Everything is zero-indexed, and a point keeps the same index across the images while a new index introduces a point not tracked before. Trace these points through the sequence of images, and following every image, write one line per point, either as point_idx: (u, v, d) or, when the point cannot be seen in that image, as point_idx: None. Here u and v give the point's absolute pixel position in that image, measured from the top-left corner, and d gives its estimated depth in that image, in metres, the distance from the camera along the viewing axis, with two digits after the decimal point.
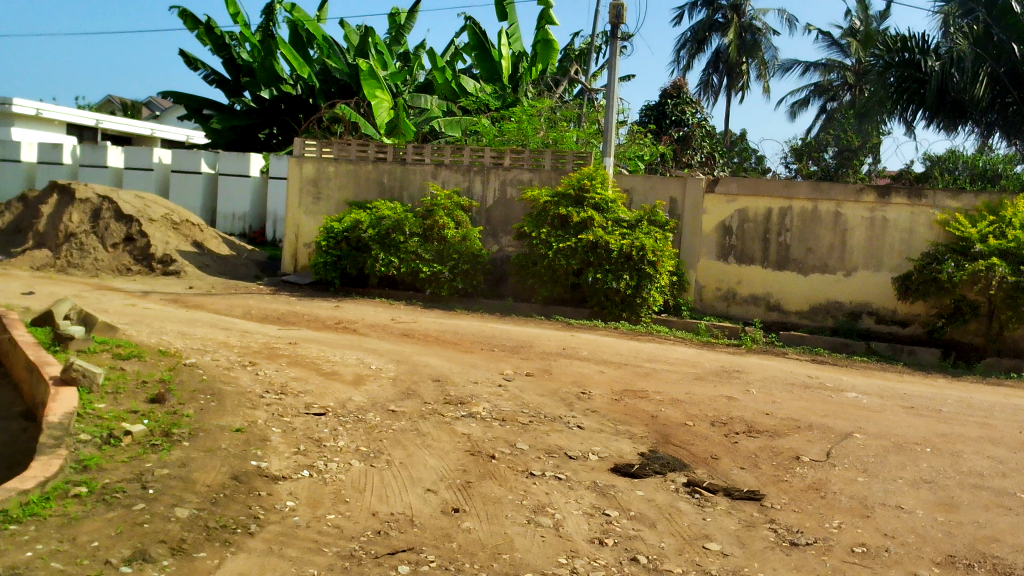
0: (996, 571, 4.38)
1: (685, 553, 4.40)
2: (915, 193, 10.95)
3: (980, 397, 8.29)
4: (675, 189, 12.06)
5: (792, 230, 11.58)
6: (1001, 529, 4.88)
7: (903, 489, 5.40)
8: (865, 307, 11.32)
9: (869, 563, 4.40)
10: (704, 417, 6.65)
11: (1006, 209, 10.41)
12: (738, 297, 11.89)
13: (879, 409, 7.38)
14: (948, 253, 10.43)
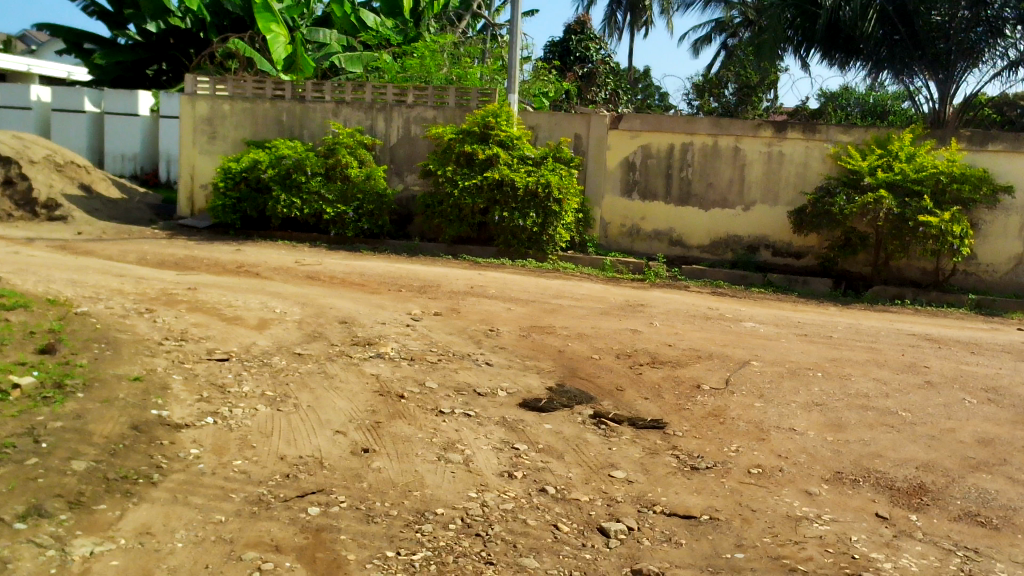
0: (878, 485, 4.68)
1: (592, 481, 4.53)
2: (810, 128, 11.30)
3: (867, 323, 8.74)
4: (580, 125, 12.09)
5: (693, 166, 11.80)
6: (884, 446, 5.21)
7: (795, 412, 5.68)
8: (762, 240, 11.70)
9: (764, 483, 4.63)
10: (609, 350, 6.80)
11: (893, 143, 10.85)
12: (642, 233, 12.10)
13: (775, 337, 7.71)
14: (840, 186, 10.86)
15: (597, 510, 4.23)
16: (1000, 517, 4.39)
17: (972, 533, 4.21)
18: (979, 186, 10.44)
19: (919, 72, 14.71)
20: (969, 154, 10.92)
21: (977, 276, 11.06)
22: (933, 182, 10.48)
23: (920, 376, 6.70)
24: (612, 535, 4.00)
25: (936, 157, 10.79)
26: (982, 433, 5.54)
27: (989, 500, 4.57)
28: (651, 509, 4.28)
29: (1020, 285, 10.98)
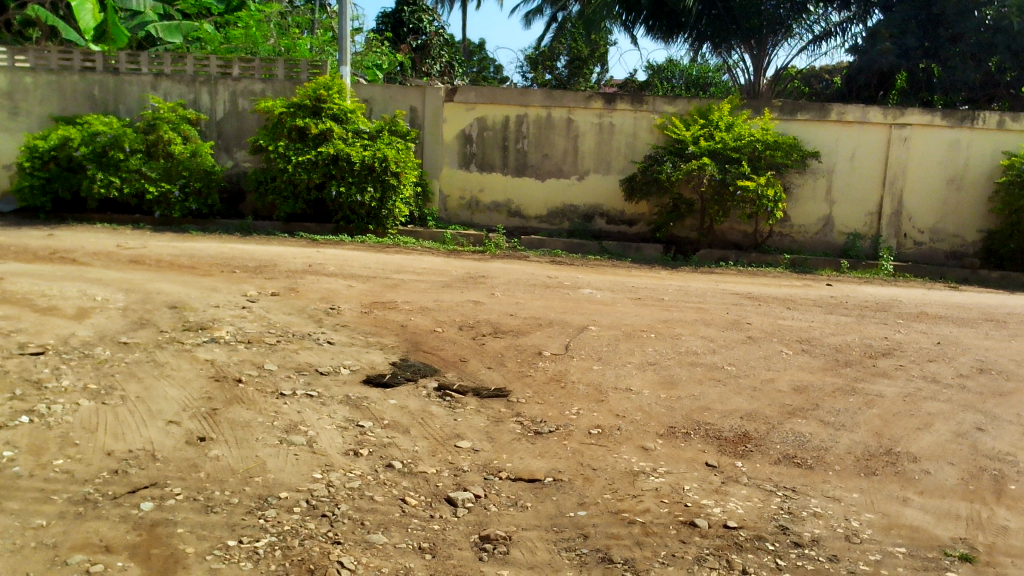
0: (707, 436, 4.98)
1: (438, 453, 4.56)
2: (637, 99, 11.73)
3: (695, 285, 9.22)
4: (415, 97, 11.98)
5: (529, 137, 11.99)
6: (712, 399, 5.55)
7: (631, 372, 5.94)
8: (597, 209, 12.07)
9: (603, 442, 4.82)
10: (452, 322, 6.83)
11: (713, 113, 11.43)
12: (481, 205, 12.19)
13: (611, 302, 8.01)
14: (667, 155, 11.33)
15: (444, 481, 4.27)
16: (813, 457, 4.79)
17: (790, 474, 4.56)
18: (790, 152, 11.21)
19: (735, 46, 15.68)
20: (781, 123, 11.69)
21: (790, 237, 11.92)
22: (750, 149, 11.16)
23: (743, 332, 7.16)
24: (459, 505, 4.05)
25: (752, 126, 11.47)
26: (797, 382, 6.00)
27: (804, 443, 4.97)
28: (497, 476, 4.36)
29: (827, 244, 11.93)
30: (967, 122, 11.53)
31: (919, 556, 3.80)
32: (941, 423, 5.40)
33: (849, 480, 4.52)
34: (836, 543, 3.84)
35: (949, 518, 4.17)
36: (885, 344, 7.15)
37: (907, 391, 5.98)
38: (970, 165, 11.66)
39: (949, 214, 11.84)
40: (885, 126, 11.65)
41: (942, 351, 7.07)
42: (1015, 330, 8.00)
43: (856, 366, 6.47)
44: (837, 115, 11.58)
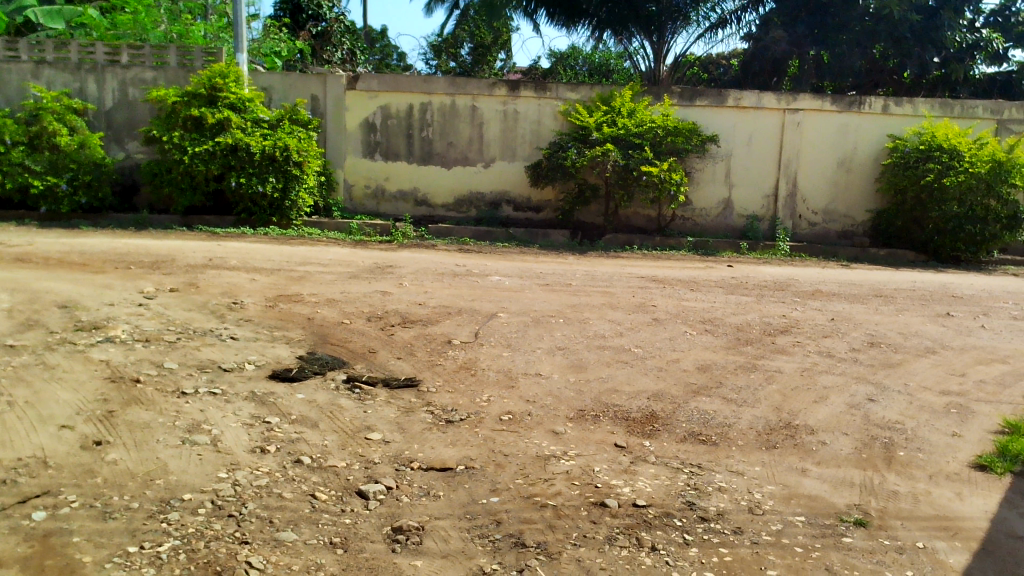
0: (616, 418, 5.07)
1: (348, 446, 4.50)
2: (540, 86, 11.81)
3: (602, 270, 9.36)
4: (316, 86, 11.75)
5: (433, 125, 11.92)
6: (620, 380, 5.66)
7: (541, 357, 5.99)
8: (504, 196, 12.10)
9: (514, 428, 4.84)
10: (360, 313, 6.74)
11: (615, 100, 11.59)
12: (387, 195, 12.05)
13: (519, 288, 8.06)
14: (571, 141, 11.43)
15: (355, 474, 4.22)
16: (717, 434, 4.93)
17: (696, 451, 4.69)
18: (690, 137, 11.48)
19: (635, 33, 15.80)
20: (681, 109, 11.96)
21: (692, 221, 12.22)
22: (652, 135, 11.36)
23: (649, 314, 7.31)
24: (371, 497, 4.01)
25: (653, 112, 11.68)
26: (701, 361, 6.17)
27: (708, 420, 5.11)
28: (409, 467, 4.33)
29: (727, 226, 12.29)
30: (855, 107, 12.04)
31: (817, 523, 3.96)
32: (836, 396, 5.64)
33: (751, 454, 4.68)
34: (740, 516, 3.97)
35: (844, 486, 4.37)
36: (783, 322, 7.40)
37: (804, 365, 6.24)
38: (858, 148, 12.18)
39: (840, 195, 12.35)
40: (779, 111, 12.05)
41: (835, 326, 7.38)
42: (902, 305, 8.41)
43: (757, 343, 6.69)
44: (734, 101, 11.92)
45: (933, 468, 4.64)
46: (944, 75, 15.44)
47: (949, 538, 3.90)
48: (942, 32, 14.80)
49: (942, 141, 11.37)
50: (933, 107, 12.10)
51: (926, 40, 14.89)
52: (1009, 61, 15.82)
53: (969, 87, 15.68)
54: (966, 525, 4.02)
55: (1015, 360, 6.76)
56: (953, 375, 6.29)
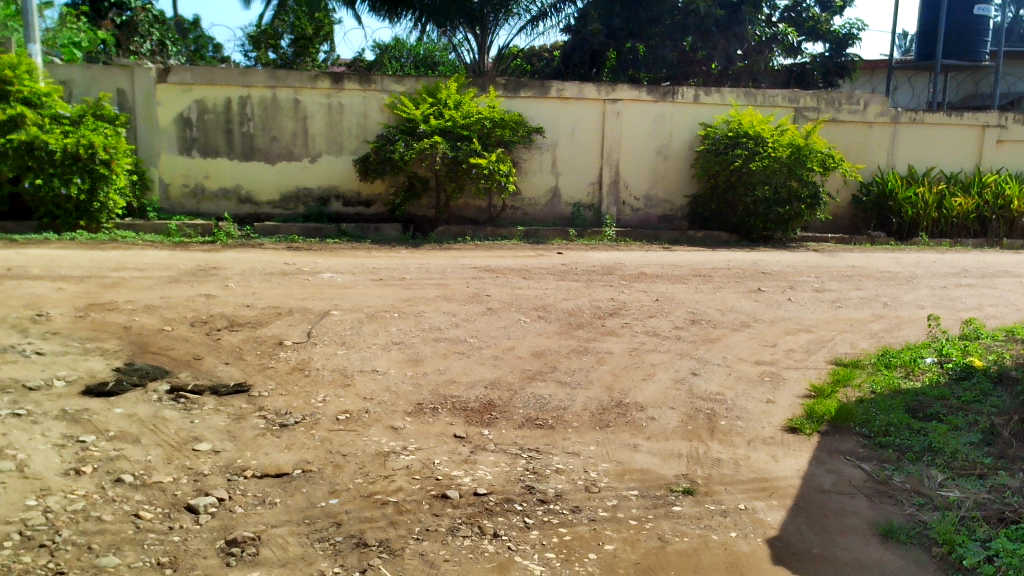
0: (454, 409, 5.09)
1: (174, 460, 4.26)
2: (365, 78, 11.63)
3: (435, 262, 9.34)
4: (122, 79, 11.03)
5: (254, 119, 11.48)
6: (457, 371, 5.68)
7: (377, 354, 5.91)
8: (332, 191, 11.84)
9: (351, 427, 4.76)
10: (182, 319, 6.39)
11: (441, 92, 11.59)
12: (207, 193, 11.49)
13: (352, 284, 7.92)
14: (399, 134, 11.33)
15: (182, 489, 4.00)
16: (553, 417, 5.05)
17: (533, 436, 4.78)
18: (517, 129, 11.67)
19: (460, 25, 15.80)
20: (506, 101, 12.13)
21: (522, 210, 12.48)
22: (479, 127, 11.42)
23: (483, 304, 7.37)
24: (201, 511, 3.81)
25: (479, 104, 11.78)
26: (536, 347, 6.30)
27: (544, 404, 5.23)
28: (242, 476, 4.16)
29: (556, 214, 12.63)
30: (669, 97, 12.65)
31: (649, 495, 4.14)
32: (662, 372, 5.93)
33: (586, 435, 4.83)
34: (578, 495, 4.09)
35: (673, 458, 4.59)
36: (612, 305, 7.68)
37: (632, 345, 6.50)
38: (674, 137, 12.82)
39: (659, 181, 12.96)
40: (600, 102, 12.46)
41: (659, 306, 7.75)
42: (719, 283, 8.93)
43: (588, 327, 6.91)
44: (557, 92, 12.21)
45: (751, 434, 4.97)
46: (746, 66, 16.53)
47: (767, 497, 4.18)
48: (744, 27, 16.06)
49: (748, 129, 12.14)
50: (739, 96, 12.90)
51: (731, 33, 16.00)
52: (803, 53, 17.21)
53: (769, 78, 16.89)
54: (781, 484, 4.33)
55: (818, 329, 7.34)
56: (766, 345, 6.76)
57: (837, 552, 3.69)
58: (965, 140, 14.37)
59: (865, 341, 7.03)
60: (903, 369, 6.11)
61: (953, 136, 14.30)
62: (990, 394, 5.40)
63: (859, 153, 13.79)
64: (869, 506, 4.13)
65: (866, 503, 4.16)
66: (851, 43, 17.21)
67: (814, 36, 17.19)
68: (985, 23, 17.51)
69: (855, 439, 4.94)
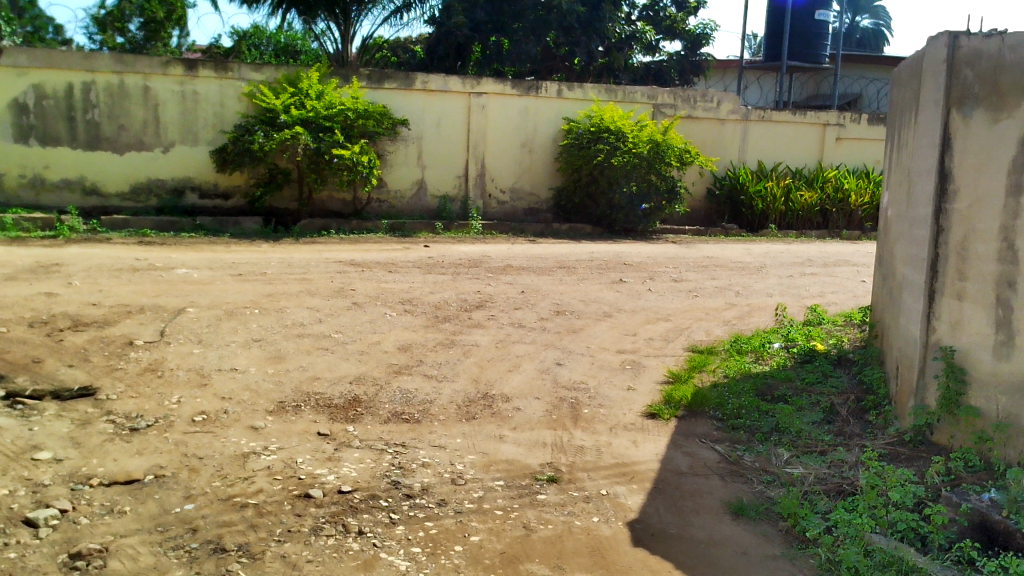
0: (318, 406, 4.98)
1: (11, 471, 3.97)
2: (221, 65, 11.17)
3: (298, 256, 9.10)
4: None
5: (99, 106, 10.83)
6: (321, 368, 5.56)
7: (235, 352, 5.70)
8: (187, 182, 11.33)
9: (209, 428, 4.57)
10: (19, 319, 5.94)
11: (302, 81, 11.29)
12: (47, 184, 10.75)
13: (209, 280, 7.60)
14: (258, 124, 10.96)
15: (20, 501, 3.73)
16: (419, 411, 5.03)
17: (399, 430, 4.75)
18: (381, 120, 11.52)
19: (321, 13, 15.39)
20: (370, 92, 11.95)
21: (387, 203, 12.34)
22: (342, 118, 11.20)
23: (348, 299, 7.25)
24: (41, 524, 3.57)
25: (342, 95, 11.55)
26: (402, 341, 6.25)
27: (410, 398, 5.19)
28: (87, 485, 3.92)
29: (422, 207, 12.56)
30: (533, 91, 12.81)
31: (515, 485, 4.19)
32: (528, 363, 6.01)
33: (453, 428, 4.83)
34: (443, 488, 4.09)
35: (537, 447, 4.66)
36: (478, 297, 7.71)
37: (498, 338, 6.55)
38: (538, 131, 13.00)
39: (524, 174, 13.11)
40: (464, 95, 12.47)
41: (525, 298, 7.84)
42: (582, 275, 9.12)
43: (454, 320, 6.91)
44: (421, 84, 12.13)
45: (613, 421, 5.11)
46: (607, 62, 16.97)
47: (627, 481, 4.32)
48: (604, 24, 16.43)
49: (610, 124, 12.45)
50: (600, 92, 13.21)
51: (592, 30, 16.34)
52: (661, 51, 17.82)
53: (629, 74, 17.36)
54: (640, 468, 4.48)
55: (675, 318, 7.63)
56: (627, 334, 6.97)
57: (692, 531, 3.85)
58: (808, 137, 15.28)
59: (718, 328, 7.37)
60: (754, 354, 6.45)
61: (797, 134, 15.17)
62: (830, 374, 5.77)
63: (713, 149, 14.40)
64: (721, 485, 4.33)
65: (719, 482, 4.37)
66: (704, 43, 17.95)
67: (671, 35, 17.80)
68: (825, 27, 18.69)
69: (709, 422, 5.18)
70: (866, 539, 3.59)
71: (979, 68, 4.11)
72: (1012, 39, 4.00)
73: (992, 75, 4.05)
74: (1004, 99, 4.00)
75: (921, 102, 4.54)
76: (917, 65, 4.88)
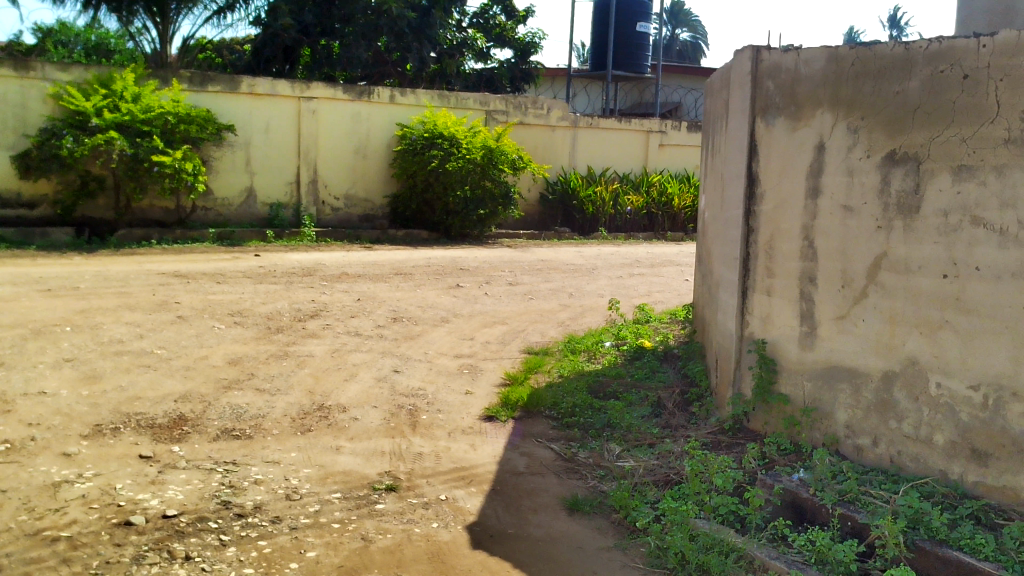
0: (139, 427, 4.69)
1: None
2: (21, 63, 10.32)
3: (115, 269, 8.54)
4: None
5: None
6: (141, 386, 5.24)
7: (44, 373, 5.28)
8: None
9: (13, 458, 4.21)
10: None
11: (115, 82, 10.62)
12: None
13: (13, 297, 7.00)
14: (66, 128, 10.22)
15: None
16: (251, 427, 4.84)
17: (230, 448, 4.56)
18: (205, 126, 11.04)
19: (137, 11, 14.56)
20: (191, 94, 11.40)
21: (214, 211, 11.82)
22: (161, 122, 10.63)
23: (172, 313, 6.88)
24: None
25: (161, 98, 10.97)
26: (231, 355, 6.00)
27: (241, 414, 5.00)
28: None
29: (252, 215, 12.13)
30: (365, 97, 12.66)
31: (352, 496, 4.12)
32: (364, 372, 5.92)
33: (287, 441, 4.69)
34: (277, 504, 3.96)
35: (375, 456, 4.61)
36: (312, 306, 7.53)
37: (333, 347, 6.42)
38: (371, 136, 12.87)
39: (358, 180, 12.93)
40: (293, 99, 12.15)
41: (361, 306, 7.73)
42: (418, 281, 9.11)
43: (287, 331, 6.71)
44: (247, 87, 11.71)
45: (451, 426, 5.13)
46: (439, 68, 17.06)
47: (466, 485, 4.35)
48: (435, 30, 16.42)
49: (443, 130, 12.49)
50: (433, 98, 13.26)
51: (423, 36, 16.28)
52: (492, 59, 18.09)
53: (460, 81, 17.53)
54: (478, 471, 4.52)
55: (511, 321, 7.76)
56: (464, 339, 7.02)
57: (529, 529, 3.93)
58: (633, 144, 15.98)
59: (553, 329, 7.56)
60: (586, 353, 6.66)
61: (623, 140, 15.82)
62: (657, 370, 6.05)
63: (545, 155, 14.77)
64: (557, 482, 4.45)
65: (555, 480, 4.48)
66: (533, 51, 18.39)
67: (501, 42, 18.12)
68: (645, 39, 19.64)
69: (544, 421, 5.30)
70: (692, 525, 3.77)
71: (779, 81, 4.41)
72: (805, 53, 4.28)
73: (790, 88, 4.35)
74: (800, 109, 4.30)
75: (731, 112, 4.84)
76: (726, 76, 5.20)
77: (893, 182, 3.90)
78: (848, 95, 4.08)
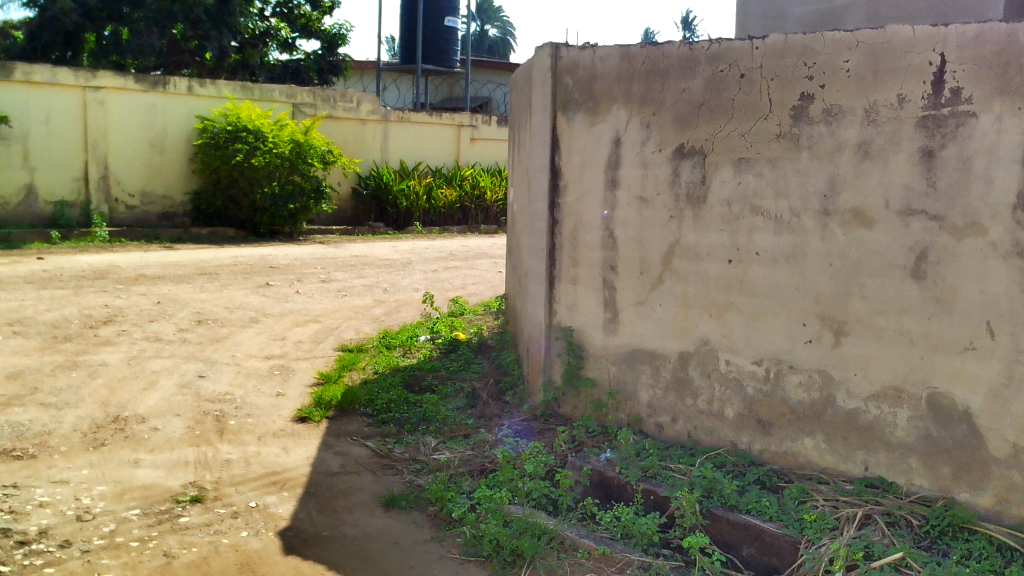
0: None
1: None
2: None
3: None
4: None
5: None
6: None
7: None
8: None
9: None
10: None
11: None
12: None
13: None
14: None
15: None
16: (35, 445, 4.45)
17: (9, 470, 4.16)
18: None
19: None
20: None
21: None
22: None
23: None
24: None
25: None
26: (10, 368, 5.47)
27: (22, 432, 4.57)
28: None
29: (32, 215, 11.12)
30: (159, 87, 11.92)
31: (152, 512, 3.88)
32: (165, 379, 5.59)
33: (77, 458, 4.34)
34: (66, 528, 3.66)
35: (178, 467, 4.36)
36: (105, 312, 7.01)
37: (130, 354, 6.01)
38: (168, 129, 12.14)
39: (155, 176, 12.16)
40: (77, 89, 11.25)
41: (161, 309, 7.29)
42: (224, 280, 8.71)
43: (77, 339, 6.21)
44: (23, 75, 10.71)
45: (261, 430, 4.95)
46: (242, 58, 16.40)
47: (278, 490, 4.21)
48: (234, 18, 15.30)
49: (247, 123, 12.03)
50: (235, 90, 12.72)
51: (222, 24, 15.24)
52: (298, 50, 17.61)
53: (265, 72, 16.94)
54: (291, 475, 4.40)
55: (325, 318, 7.59)
56: (274, 339, 6.79)
57: (344, 529, 3.86)
58: (444, 138, 16.05)
59: (367, 325, 7.47)
60: (402, 348, 6.62)
61: (434, 134, 15.86)
62: (472, 361, 6.12)
63: (355, 149, 14.52)
64: (373, 480, 4.40)
65: (371, 477, 4.43)
66: (340, 43, 18.03)
67: (307, 33, 17.68)
68: (454, 34, 19.78)
69: (359, 419, 5.22)
70: (506, 511, 3.85)
71: (577, 77, 4.57)
72: (600, 51, 4.46)
73: (587, 84, 4.52)
74: (597, 104, 4.48)
75: (533, 106, 4.96)
76: (528, 71, 5.33)
77: (682, 173, 4.15)
78: (641, 92, 4.29)
